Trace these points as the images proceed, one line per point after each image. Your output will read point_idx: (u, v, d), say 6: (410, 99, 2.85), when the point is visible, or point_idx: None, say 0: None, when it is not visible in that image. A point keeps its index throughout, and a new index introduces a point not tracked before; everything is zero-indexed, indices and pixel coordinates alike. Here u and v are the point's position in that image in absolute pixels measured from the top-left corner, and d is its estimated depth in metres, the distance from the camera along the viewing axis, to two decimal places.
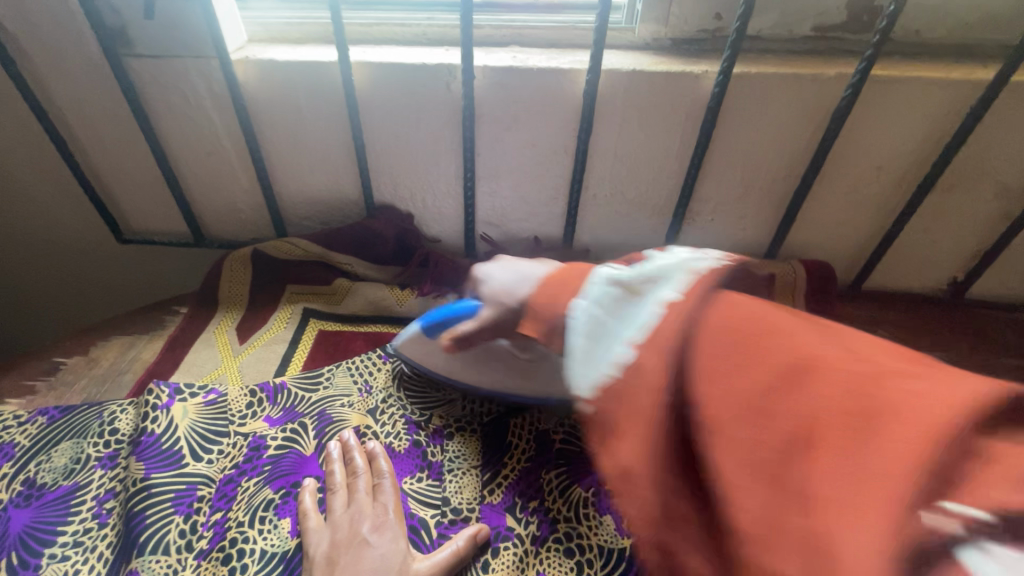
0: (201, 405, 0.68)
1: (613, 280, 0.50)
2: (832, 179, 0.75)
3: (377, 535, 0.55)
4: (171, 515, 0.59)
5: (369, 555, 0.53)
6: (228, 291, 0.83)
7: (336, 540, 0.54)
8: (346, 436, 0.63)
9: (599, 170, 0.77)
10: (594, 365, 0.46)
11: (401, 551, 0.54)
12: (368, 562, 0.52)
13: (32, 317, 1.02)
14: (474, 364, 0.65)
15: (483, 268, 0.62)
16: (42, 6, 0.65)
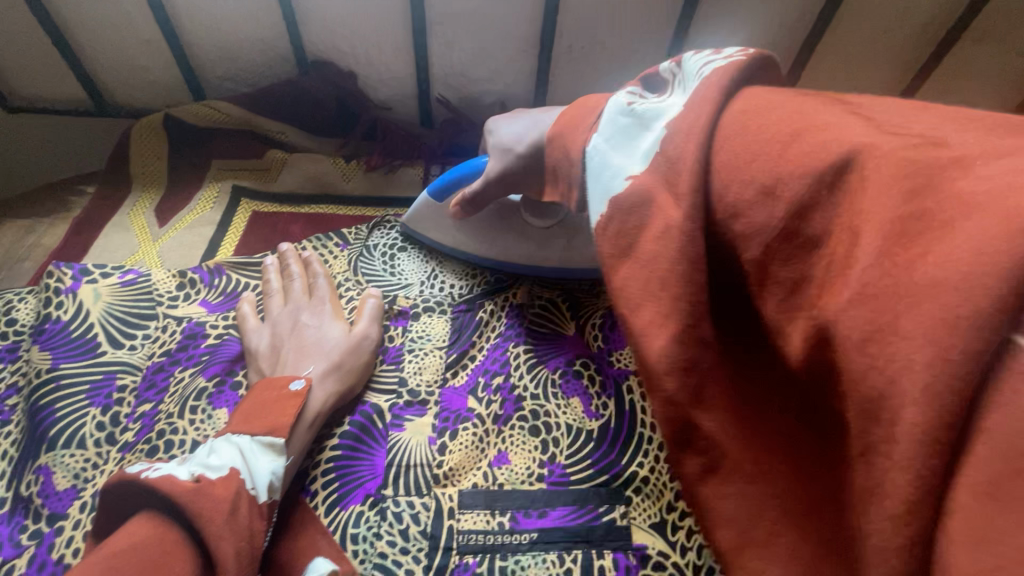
0: (116, 286, 0.58)
1: (627, 93, 0.37)
2: (852, 24, 0.63)
3: (318, 317, 0.57)
4: (87, 407, 0.51)
5: (313, 334, 0.55)
6: (140, 167, 0.71)
7: (279, 332, 0.55)
8: (281, 246, 0.63)
9: (576, 8, 0.63)
10: (602, 176, 0.34)
11: (340, 330, 0.56)
12: (312, 339, 0.55)
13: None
14: (498, 223, 0.62)
15: (489, 124, 0.53)
16: None
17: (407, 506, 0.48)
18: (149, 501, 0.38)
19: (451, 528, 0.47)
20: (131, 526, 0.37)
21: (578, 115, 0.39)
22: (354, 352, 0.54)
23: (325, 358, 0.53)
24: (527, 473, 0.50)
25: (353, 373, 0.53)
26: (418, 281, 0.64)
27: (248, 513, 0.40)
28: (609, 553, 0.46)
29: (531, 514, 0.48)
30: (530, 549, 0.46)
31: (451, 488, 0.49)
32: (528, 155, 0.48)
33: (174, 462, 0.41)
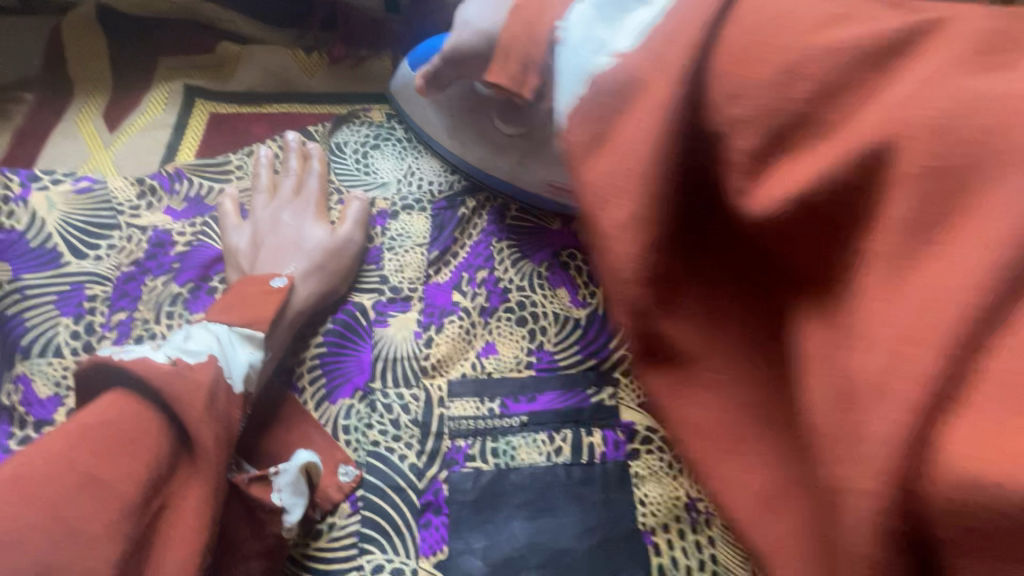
0: (71, 195, 0.54)
1: None
2: None
3: (298, 218, 0.54)
4: (59, 317, 0.50)
5: (292, 234, 0.53)
6: (82, 69, 0.65)
7: (258, 232, 0.53)
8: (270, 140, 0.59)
9: None
10: (568, 75, 0.30)
11: (319, 230, 0.53)
12: (292, 240, 0.52)
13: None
14: (466, 115, 0.54)
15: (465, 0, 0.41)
16: None
17: (396, 397, 0.48)
18: (120, 381, 0.36)
19: (441, 416, 0.47)
20: (101, 402, 0.35)
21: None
22: (332, 255, 0.52)
23: (305, 258, 0.51)
24: (515, 361, 0.50)
25: (337, 275, 0.52)
26: (394, 179, 0.60)
27: (226, 400, 0.39)
28: (598, 431, 0.47)
29: (521, 400, 0.48)
30: (521, 431, 0.47)
31: (439, 378, 0.49)
32: (479, 45, 0.39)
33: (145, 347, 0.39)
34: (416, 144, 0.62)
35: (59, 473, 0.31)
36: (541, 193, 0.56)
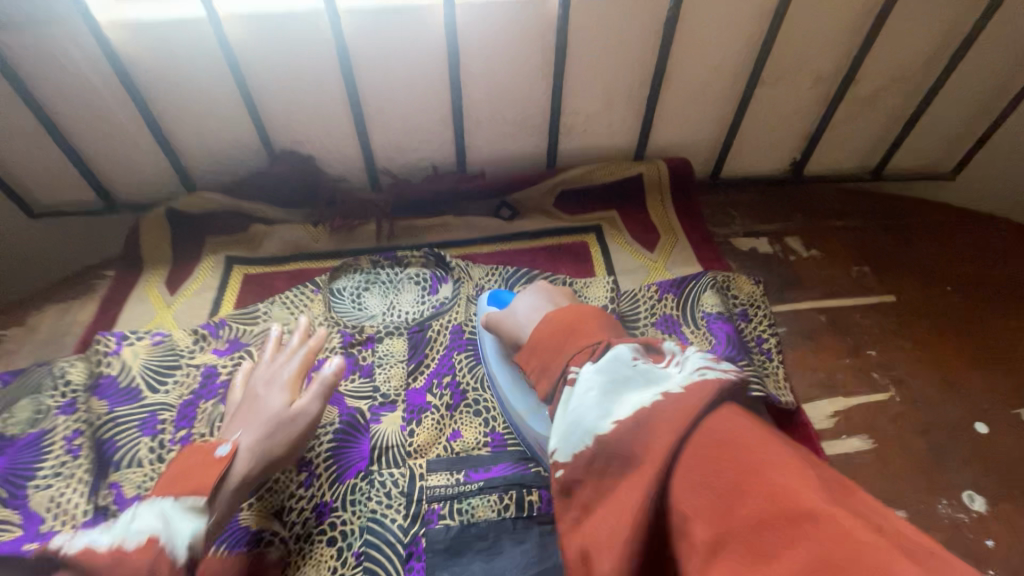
0: (149, 346, 0.75)
1: (631, 348, 0.47)
2: (680, 82, 0.85)
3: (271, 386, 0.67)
4: (140, 437, 0.68)
5: (260, 403, 0.65)
6: (151, 250, 0.88)
7: (242, 401, 0.66)
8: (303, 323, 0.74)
9: (476, 94, 0.84)
10: (573, 434, 0.44)
11: (282, 401, 0.65)
12: (258, 410, 0.64)
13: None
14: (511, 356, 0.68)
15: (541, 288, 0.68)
16: None
17: (388, 475, 0.66)
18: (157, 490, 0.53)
19: (422, 486, 0.65)
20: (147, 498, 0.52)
21: (566, 330, 0.54)
22: (285, 422, 0.62)
23: (258, 428, 0.61)
24: (475, 442, 0.68)
25: (286, 442, 0.62)
26: (381, 312, 0.82)
27: (217, 510, 0.54)
28: (537, 491, 0.65)
29: (480, 470, 0.66)
30: (479, 493, 0.64)
31: (420, 459, 0.67)
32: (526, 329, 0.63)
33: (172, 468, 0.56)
34: (396, 285, 0.85)
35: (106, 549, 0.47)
36: (534, 446, 0.63)
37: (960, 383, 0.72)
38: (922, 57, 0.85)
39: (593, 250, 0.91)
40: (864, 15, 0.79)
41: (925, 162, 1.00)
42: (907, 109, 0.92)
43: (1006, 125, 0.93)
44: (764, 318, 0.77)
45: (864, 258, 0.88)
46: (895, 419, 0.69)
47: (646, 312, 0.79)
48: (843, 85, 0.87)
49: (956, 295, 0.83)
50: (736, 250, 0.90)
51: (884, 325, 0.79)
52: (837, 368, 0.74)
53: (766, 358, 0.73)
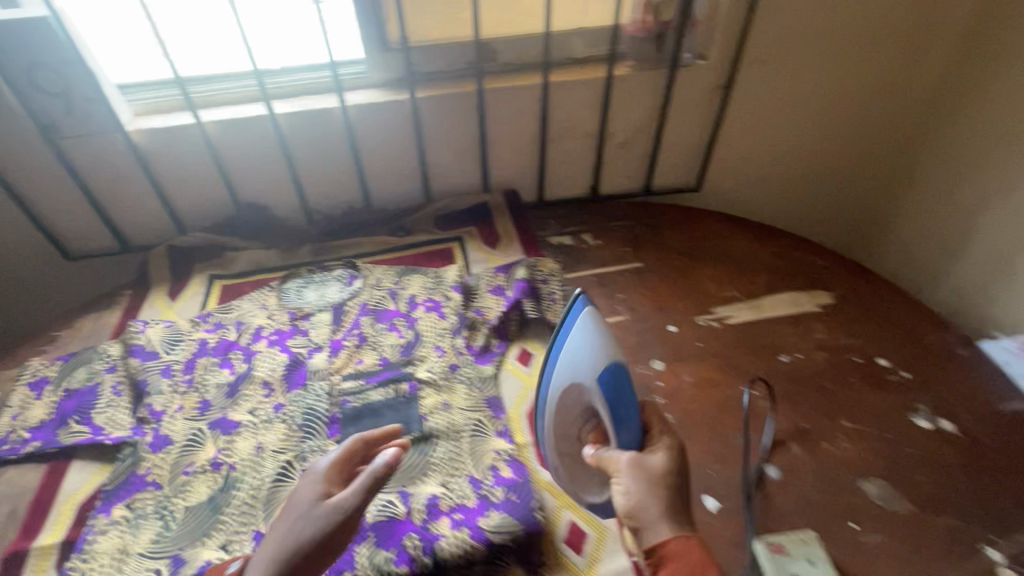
0: (163, 328, 1.16)
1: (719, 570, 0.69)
2: (500, 142, 1.37)
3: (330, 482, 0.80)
4: (161, 378, 1.08)
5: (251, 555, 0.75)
6: (156, 273, 1.30)
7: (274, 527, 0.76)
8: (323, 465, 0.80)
9: (371, 157, 1.33)
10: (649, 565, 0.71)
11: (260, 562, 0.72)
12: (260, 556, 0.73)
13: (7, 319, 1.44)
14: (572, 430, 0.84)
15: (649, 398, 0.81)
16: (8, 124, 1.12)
17: (317, 384, 1.07)
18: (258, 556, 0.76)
19: (337, 388, 1.07)
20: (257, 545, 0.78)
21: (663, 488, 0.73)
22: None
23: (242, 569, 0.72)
24: (372, 363, 1.11)
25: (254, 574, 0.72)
26: (314, 299, 1.26)
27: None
28: (405, 382, 1.07)
29: (373, 376, 1.08)
30: (372, 387, 1.06)
31: (336, 374, 1.09)
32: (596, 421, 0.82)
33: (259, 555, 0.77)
34: (324, 282, 1.29)
35: None
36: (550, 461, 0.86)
37: (665, 305, 1.22)
38: (645, 117, 1.39)
39: (456, 253, 1.37)
40: (599, 97, 1.33)
41: (677, 180, 1.54)
42: (650, 148, 1.46)
43: (713, 152, 1.48)
44: (557, 281, 1.24)
45: (628, 241, 1.39)
46: (624, 328, 1.17)
47: (485, 283, 1.24)
48: (602, 137, 1.40)
49: (681, 258, 1.33)
50: (549, 244, 1.40)
51: (629, 278, 1.28)
52: (596, 304, 1.22)
53: (553, 302, 1.18)
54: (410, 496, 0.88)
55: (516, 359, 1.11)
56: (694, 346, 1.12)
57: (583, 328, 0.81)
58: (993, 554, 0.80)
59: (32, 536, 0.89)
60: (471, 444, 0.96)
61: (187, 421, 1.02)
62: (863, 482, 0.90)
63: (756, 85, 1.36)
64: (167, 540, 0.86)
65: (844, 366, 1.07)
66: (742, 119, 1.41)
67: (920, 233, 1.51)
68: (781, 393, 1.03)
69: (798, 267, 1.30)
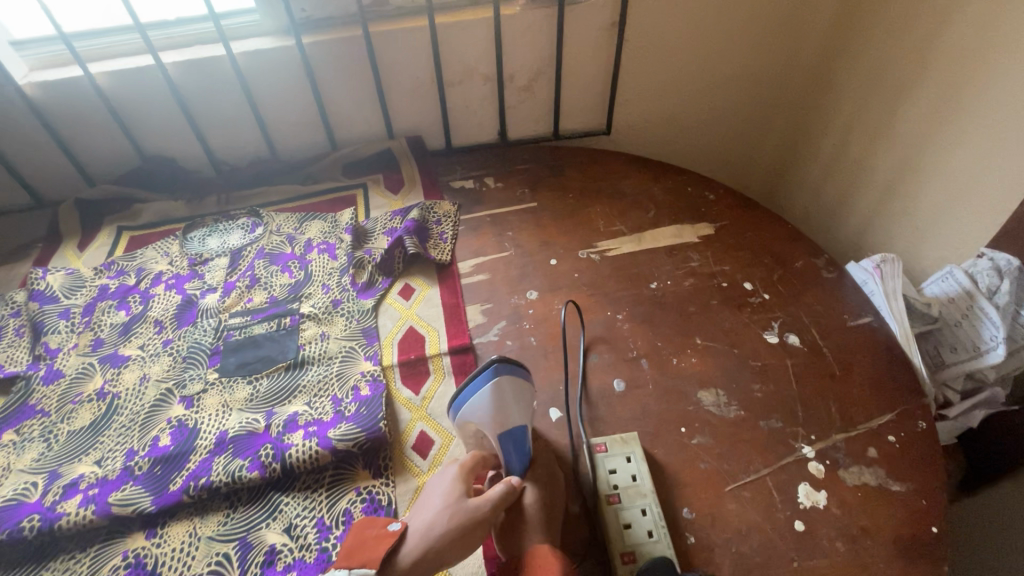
0: (65, 276, 1.22)
1: None
2: (398, 88, 1.38)
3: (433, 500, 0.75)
4: (59, 320, 1.14)
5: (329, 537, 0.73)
6: (66, 227, 1.35)
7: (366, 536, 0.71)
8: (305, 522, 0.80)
9: (270, 106, 1.35)
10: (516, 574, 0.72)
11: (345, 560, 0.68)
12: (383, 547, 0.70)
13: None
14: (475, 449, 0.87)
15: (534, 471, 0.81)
16: None
17: (206, 321, 1.13)
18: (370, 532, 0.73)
19: (224, 324, 1.12)
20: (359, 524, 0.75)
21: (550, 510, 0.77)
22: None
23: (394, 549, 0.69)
24: (261, 301, 1.16)
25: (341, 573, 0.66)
26: (216, 245, 1.30)
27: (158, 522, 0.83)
28: (288, 317, 1.12)
29: (259, 313, 1.14)
30: (257, 323, 1.12)
31: (225, 312, 1.15)
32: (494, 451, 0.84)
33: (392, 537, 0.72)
34: (227, 229, 1.34)
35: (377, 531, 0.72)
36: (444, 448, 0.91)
37: (551, 242, 1.25)
38: (543, 58, 1.40)
39: (359, 199, 1.41)
40: (491, 38, 1.33)
41: (585, 124, 1.56)
42: (553, 91, 1.47)
43: (617, 94, 1.48)
44: (450, 224, 1.29)
45: (527, 184, 1.42)
46: (508, 263, 1.21)
47: (380, 225, 1.29)
48: (501, 81, 1.41)
49: (576, 197, 1.36)
50: (452, 189, 1.43)
51: (521, 218, 1.32)
52: (485, 242, 1.26)
53: (441, 242, 1.24)
54: (274, 414, 0.95)
55: (398, 295, 1.16)
56: (572, 277, 1.17)
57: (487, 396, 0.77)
58: (806, 451, 0.87)
59: None
60: (340, 368, 1.02)
61: (80, 357, 1.08)
62: (702, 392, 0.95)
63: (651, 21, 1.35)
64: (48, 458, 0.92)
65: (709, 291, 1.11)
66: (641, 58, 1.41)
67: (822, 170, 1.52)
68: (642, 317, 1.08)
69: (688, 202, 1.32)
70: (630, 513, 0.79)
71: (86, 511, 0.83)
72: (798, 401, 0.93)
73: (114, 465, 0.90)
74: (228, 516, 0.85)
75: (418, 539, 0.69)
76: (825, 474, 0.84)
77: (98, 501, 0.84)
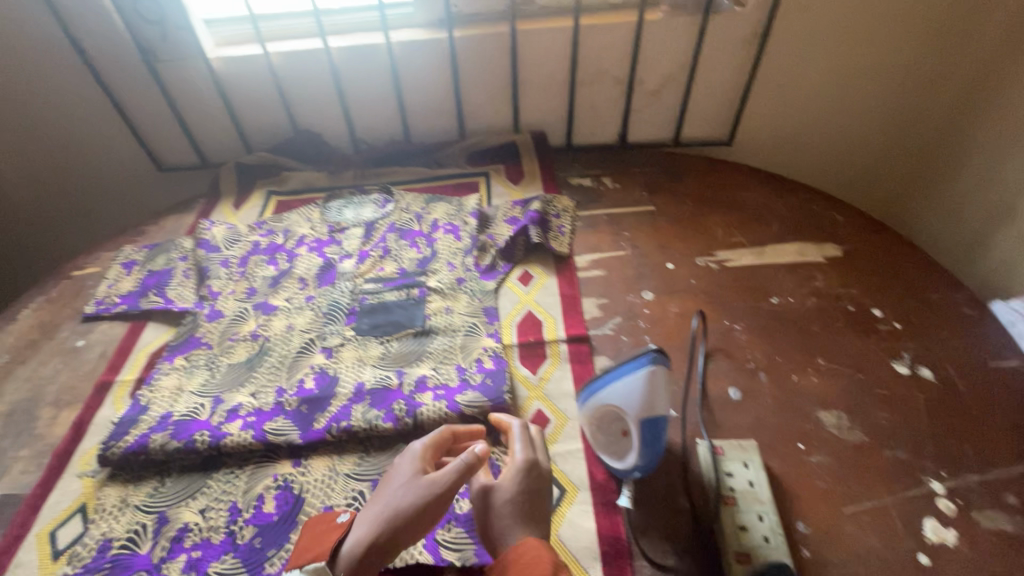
0: (225, 229, 1.37)
1: None
2: (532, 84, 1.45)
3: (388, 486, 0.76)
4: (220, 267, 1.28)
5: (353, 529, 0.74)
6: (225, 187, 1.52)
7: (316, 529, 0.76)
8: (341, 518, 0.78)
9: (413, 93, 1.46)
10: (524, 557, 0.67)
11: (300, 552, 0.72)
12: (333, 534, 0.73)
13: (111, 220, 1.72)
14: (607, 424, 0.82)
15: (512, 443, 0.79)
16: (119, 49, 1.35)
17: (343, 284, 1.24)
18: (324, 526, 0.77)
19: (359, 287, 1.23)
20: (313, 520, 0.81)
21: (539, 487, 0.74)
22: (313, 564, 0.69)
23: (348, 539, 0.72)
24: (392, 271, 1.26)
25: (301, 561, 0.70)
26: (351, 215, 1.42)
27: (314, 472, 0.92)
28: (417, 288, 1.21)
29: (391, 281, 1.23)
30: (388, 290, 1.21)
31: (360, 278, 1.25)
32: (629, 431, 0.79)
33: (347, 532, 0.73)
34: (361, 201, 1.45)
35: (324, 524, 0.77)
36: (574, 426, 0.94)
37: (668, 245, 1.27)
38: (677, 65, 1.41)
39: (482, 186, 1.49)
40: (629, 42, 1.37)
41: (707, 133, 1.56)
42: (681, 98, 1.48)
43: (745, 105, 1.47)
44: (568, 220, 1.32)
45: (645, 187, 1.44)
46: (625, 261, 1.24)
47: (502, 213, 1.34)
48: (631, 84, 1.44)
49: (695, 204, 1.37)
50: (570, 185, 1.47)
51: (639, 219, 1.34)
52: (603, 239, 1.30)
53: (560, 235, 1.28)
54: (405, 373, 1.04)
55: (518, 280, 1.22)
56: (688, 283, 1.18)
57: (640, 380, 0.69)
58: (935, 487, 0.84)
59: (114, 372, 1.11)
60: (464, 340, 1.09)
61: (237, 301, 1.22)
62: (823, 413, 0.94)
63: (798, 34, 1.33)
64: (212, 385, 1.06)
65: (834, 312, 1.09)
66: (776, 71, 1.40)
67: (960, 202, 1.44)
68: (762, 330, 1.07)
69: (813, 221, 1.29)
70: (747, 517, 0.80)
71: (245, 434, 0.95)
72: (928, 436, 0.90)
73: (267, 399, 1.02)
74: (363, 458, 0.94)
75: (364, 529, 0.71)
76: (957, 513, 0.81)
77: (256, 427, 0.96)
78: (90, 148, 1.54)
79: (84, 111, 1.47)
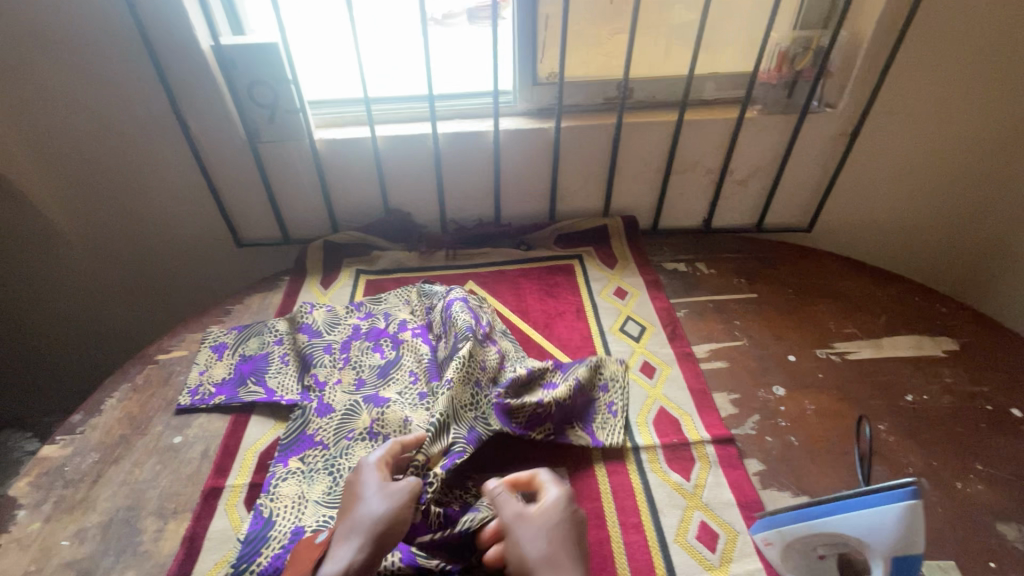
0: (323, 312, 1.32)
1: None
2: (627, 172, 1.48)
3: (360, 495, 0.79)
4: (323, 354, 1.22)
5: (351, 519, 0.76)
6: (311, 264, 1.48)
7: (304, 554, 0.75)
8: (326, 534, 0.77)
9: (509, 178, 1.47)
10: None
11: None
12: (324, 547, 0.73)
13: (178, 290, 1.67)
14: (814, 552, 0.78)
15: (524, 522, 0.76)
16: (221, 133, 1.34)
17: None
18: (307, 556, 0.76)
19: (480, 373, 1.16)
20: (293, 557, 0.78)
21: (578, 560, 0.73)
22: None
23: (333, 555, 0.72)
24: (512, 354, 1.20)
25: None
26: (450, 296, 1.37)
27: None
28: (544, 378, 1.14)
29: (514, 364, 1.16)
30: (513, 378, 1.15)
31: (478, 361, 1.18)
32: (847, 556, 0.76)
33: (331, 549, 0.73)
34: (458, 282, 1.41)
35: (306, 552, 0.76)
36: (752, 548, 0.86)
37: (783, 335, 1.26)
38: (769, 158, 1.46)
39: (577, 269, 1.48)
40: (727, 136, 1.42)
41: (788, 220, 1.60)
42: (768, 188, 1.52)
43: (830, 196, 1.52)
44: (620, 390, 1.12)
45: (741, 274, 1.45)
46: (743, 353, 1.23)
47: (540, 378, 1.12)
48: (724, 174, 1.48)
49: (796, 293, 1.38)
50: (664, 269, 1.48)
51: (745, 308, 1.34)
52: (715, 328, 1.29)
53: (610, 417, 1.08)
54: None
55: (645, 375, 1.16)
56: (816, 377, 1.16)
57: (896, 517, 0.67)
58: None
59: (222, 477, 1.02)
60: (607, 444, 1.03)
61: (346, 394, 1.14)
62: (1001, 525, 0.90)
63: (889, 134, 1.40)
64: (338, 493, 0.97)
65: (973, 412, 1.08)
66: (864, 167, 1.46)
67: None
68: (908, 431, 1.05)
69: (919, 313, 1.31)
70: None
71: None
72: None
73: None
74: None
75: (349, 538, 0.73)
76: None
77: None
78: (171, 221, 1.50)
79: (172, 186, 1.43)
